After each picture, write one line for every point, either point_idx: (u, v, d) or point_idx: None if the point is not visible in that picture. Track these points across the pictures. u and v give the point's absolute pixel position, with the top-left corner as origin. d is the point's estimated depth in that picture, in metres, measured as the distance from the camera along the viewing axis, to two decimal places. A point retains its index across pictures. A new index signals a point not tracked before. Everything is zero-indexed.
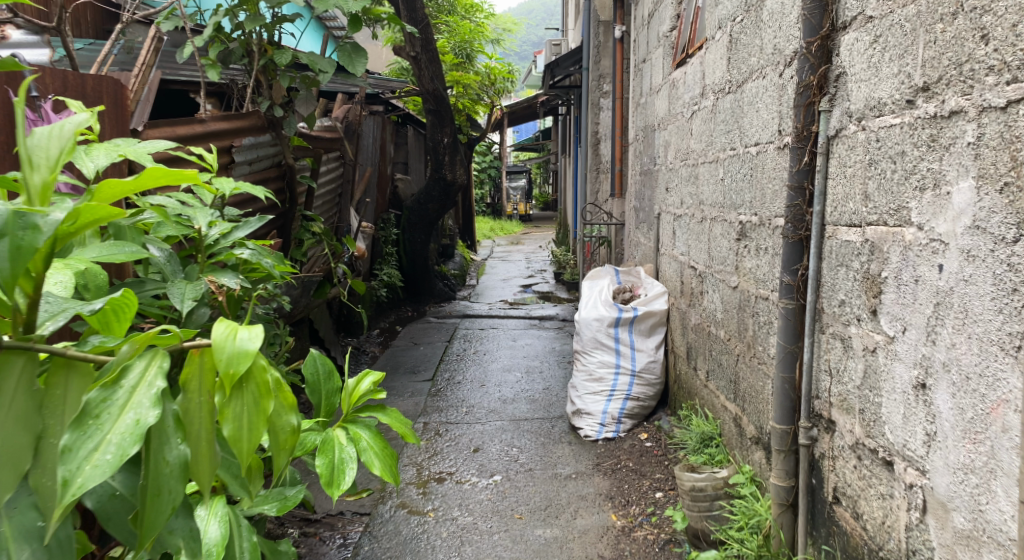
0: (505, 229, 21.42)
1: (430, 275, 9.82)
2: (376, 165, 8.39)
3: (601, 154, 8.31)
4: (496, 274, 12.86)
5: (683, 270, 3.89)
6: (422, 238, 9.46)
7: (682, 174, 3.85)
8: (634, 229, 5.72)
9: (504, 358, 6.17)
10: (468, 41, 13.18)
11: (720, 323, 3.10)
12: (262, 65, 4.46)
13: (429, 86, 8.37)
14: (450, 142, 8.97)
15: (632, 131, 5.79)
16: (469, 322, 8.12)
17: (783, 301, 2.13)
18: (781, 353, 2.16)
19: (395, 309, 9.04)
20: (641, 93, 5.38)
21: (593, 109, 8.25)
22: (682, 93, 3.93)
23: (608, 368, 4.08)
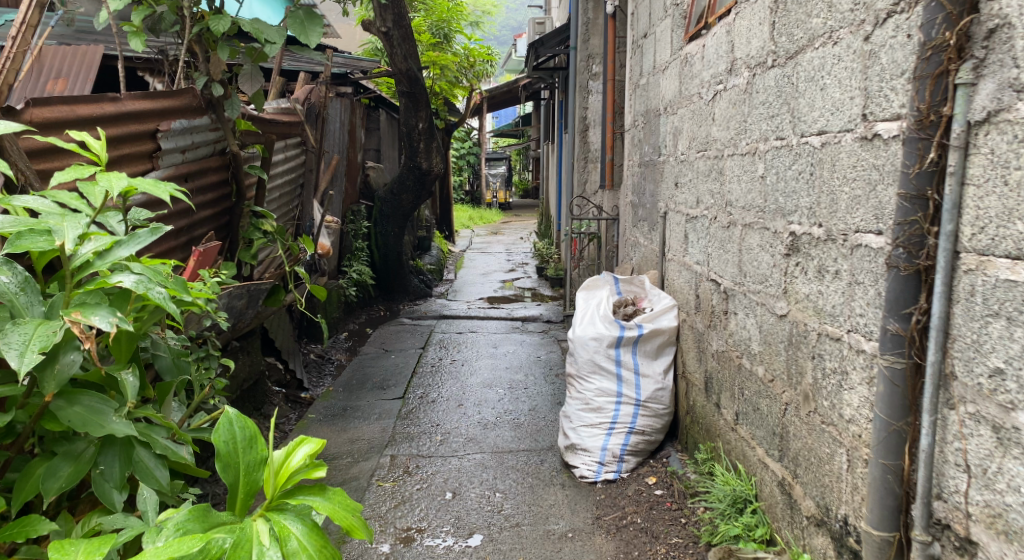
0: (484, 218, 20.69)
1: (404, 271, 9.14)
2: (344, 151, 7.71)
3: (590, 142, 7.68)
4: (476, 268, 12.19)
5: (699, 283, 3.28)
6: (395, 232, 8.77)
7: (699, 168, 3.25)
8: (631, 228, 5.10)
9: (485, 370, 5.53)
10: (446, 20, 12.44)
11: (757, 357, 2.48)
12: (196, 33, 3.75)
13: (403, 65, 7.68)
14: (426, 128, 8.29)
15: (629, 118, 5.17)
16: (446, 324, 7.46)
17: (887, 358, 1.65)
18: (883, 433, 1.67)
19: (366, 309, 8.35)
20: (641, 74, 4.75)
21: (581, 92, 7.62)
22: (698, 71, 3.31)
23: (608, 398, 3.45)
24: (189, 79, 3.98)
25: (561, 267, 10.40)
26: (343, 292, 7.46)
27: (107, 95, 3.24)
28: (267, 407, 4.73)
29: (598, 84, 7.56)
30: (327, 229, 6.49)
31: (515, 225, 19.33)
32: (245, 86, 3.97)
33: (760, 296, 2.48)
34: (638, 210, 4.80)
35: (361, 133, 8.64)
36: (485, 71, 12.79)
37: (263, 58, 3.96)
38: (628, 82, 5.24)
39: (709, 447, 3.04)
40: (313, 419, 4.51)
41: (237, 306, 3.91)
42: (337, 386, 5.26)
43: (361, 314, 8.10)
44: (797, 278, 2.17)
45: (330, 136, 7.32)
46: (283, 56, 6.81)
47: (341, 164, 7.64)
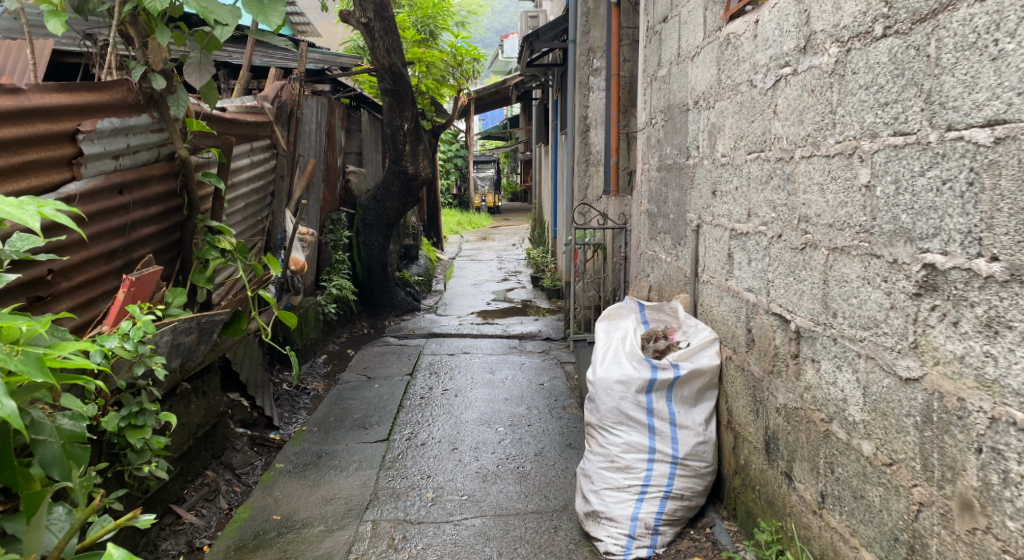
0: (474, 223, 20.04)
1: (390, 285, 8.47)
2: (322, 155, 7.07)
3: (591, 144, 7.06)
4: (467, 278, 11.55)
5: (750, 314, 2.67)
6: (379, 243, 8.11)
7: (750, 173, 2.64)
8: (648, 242, 4.47)
9: (481, 401, 4.89)
10: (433, 15, 11.80)
11: (861, 426, 1.85)
12: (129, 13, 3.11)
13: (385, 61, 7.06)
14: (412, 130, 7.65)
15: (644, 115, 4.54)
16: (436, 345, 6.80)
17: None
18: None
19: (348, 327, 7.68)
20: (660, 64, 4.13)
21: (581, 89, 6.99)
22: (745, 53, 2.70)
23: (638, 455, 2.82)
24: (126, 69, 3.33)
25: (557, 278, 9.76)
26: (321, 310, 6.80)
27: (5, 84, 2.58)
28: (229, 454, 4.06)
29: (599, 80, 6.94)
30: (302, 242, 5.83)
31: (505, 229, 18.67)
32: (194, 78, 3.33)
33: (863, 345, 1.84)
34: (658, 221, 4.18)
35: (340, 135, 7.98)
36: (475, 69, 12.14)
37: (218, 45, 3.33)
38: (642, 75, 4.61)
39: (773, 525, 2.42)
40: (281, 470, 3.85)
41: (185, 343, 3.26)
42: (312, 425, 4.59)
43: (341, 333, 7.43)
44: (937, 329, 1.58)
45: (306, 139, 6.68)
46: (252, 50, 6.17)
47: (318, 170, 6.98)
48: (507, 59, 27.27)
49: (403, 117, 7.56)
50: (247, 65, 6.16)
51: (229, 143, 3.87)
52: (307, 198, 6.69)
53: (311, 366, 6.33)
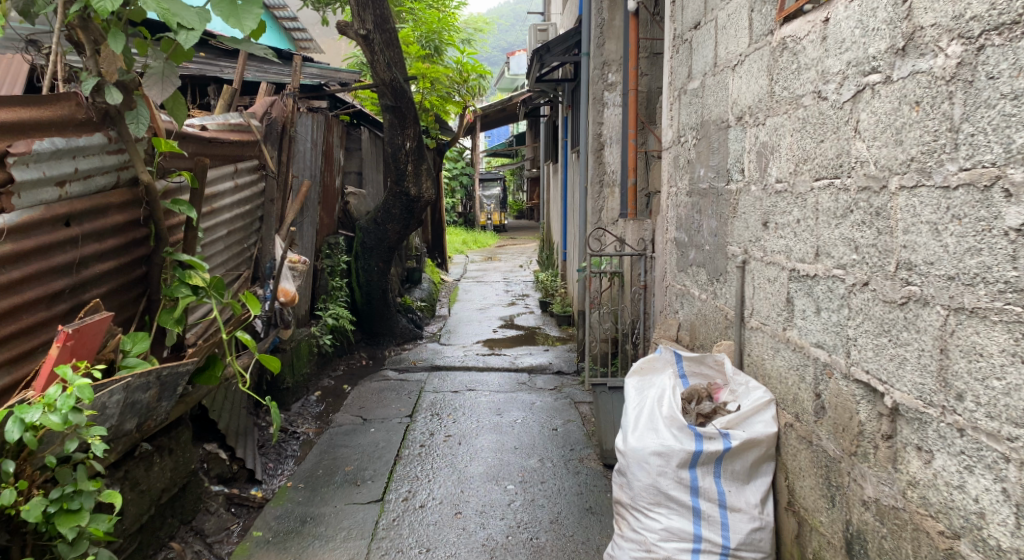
0: (479, 242, 19.61)
1: (390, 313, 8.01)
2: (318, 176, 6.63)
3: (606, 164, 6.60)
4: (472, 301, 11.08)
5: (820, 376, 2.19)
6: (380, 268, 7.65)
7: (819, 205, 2.17)
8: (676, 275, 4.01)
9: (488, 451, 4.41)
10: (438, 30, 11.41)
11: (1014, 557, 1.47)
12: (79, 15, 2.66)
13: (386, 76, 6.63)
14: (415, 149, 7.22)
15: (671, 133, 4.08)
16: (438, 380, 6.32)
17: None
18: None
19: (345, 359, 7.21)
20: (692, 75, 3.67)
21: (595, 105, 6.55)
22: (809, 59, 2.24)
23: (680, 544, 2.39)
24: (78, 83, 2.89)
25: (567, 303, 9.29)
26: (315, 342, 6.33)
27: None
28: (201, 518, 3.58)
29: (614, 96, 6.50)
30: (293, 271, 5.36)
31: (511, 249, 18.22)
32: (155, 91, 2.87)
33: (1015, 444, 1.46)
34: (688, 252, 3.71)
35: (339, 155, 7.56)
36: (482, 84, 11.73)
37: (189, 54, 2.90)
38: (668, 89, 4.16)
39: None
40: (259, 540, 3.37)
41: (142, 401, 2.79)
42: (299, 480, 4.12)
43: (338, 365, 6.96)
44: None
45: (301, 159, 6.24)
46: (242, 64, 5.74)
47: (313, 192, 6.54)
48: (514, 76, 26.94)
49: (405, 135, 7.13)
50: (236, 80, 5.73)
51: (202, 166, 3.41)
52: (301, 222, 6.24)
53: (304, 404, 5.85)
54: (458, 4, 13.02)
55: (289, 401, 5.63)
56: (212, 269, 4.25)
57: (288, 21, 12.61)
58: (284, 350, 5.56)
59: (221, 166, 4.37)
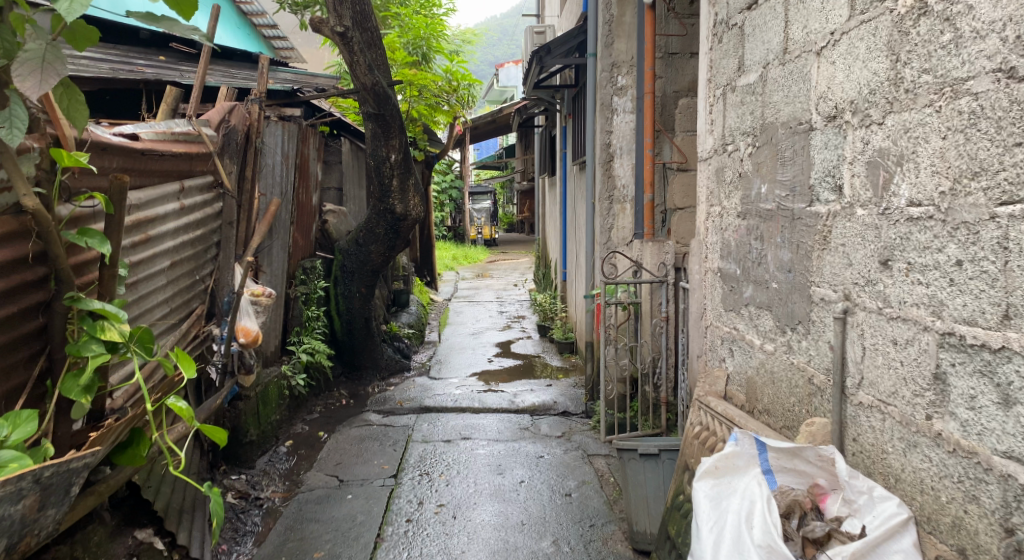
0: (470, 257, 18.83)
1: (375, 344, 7.22)
2: (289, 192, 5.87)
3: (616, 177, 5.87)
4: (464, 324, 10.30)
5: (1011, 502, 1.53)
6: (361, 294, 6.88)
7: (1010, 243, 1.51)
8: (722, 315, 3.27)
9: (489, 530, 3.63)
10: (425, 35, 10.69)
11: None
12: None
13: (368, 80, 5.88)
14: (401, 162, 6.47)
15: (713, 140, 3.35)
16: (428, 426, 5.54)
17: None
18: None
19: (321, 398, 6.41)
20: (746, 66, 2.94)
21: (603, 111, 5.82)
22: (985, 22, 1.56)
23: None
24: None
25: (569, 329, 8.53)
26: (284, 382, 5.55)
27: None
28: None
29: (625, 101, 5.78)
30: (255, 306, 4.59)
31: (503, 265, 17.46)
32: (31, 83, 2.02)
33: None
34: (744, 289, 2.97)
35: (315, 168, 6.81)
36: (473, 92, 10.99)
37: (93, 35, 2.36)
38: (708, 87, 3.43)
39: None
40: None
41: (13, 517, 1.98)
42: None
43: (312, 407, 6.16)
44: None
45: (268, 173, 5.50)
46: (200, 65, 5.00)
47: (285, 211, 5.79)
48: (504, 86, 26.29)
49: (390, 146, 6.37)
50: (195, 85, 4.98)
51: (120, 186, 2.61)
52: (269, 245, 5.49)
53: (272, 457, 5.06)
54: (446, 9, 12.27)
55: (253, 455, 4.83)
56: (147, 309, 3.50)
57: (267, 28, 11.88)
58: (247, 397, 4.78)
59: (160, 183, 3.61)
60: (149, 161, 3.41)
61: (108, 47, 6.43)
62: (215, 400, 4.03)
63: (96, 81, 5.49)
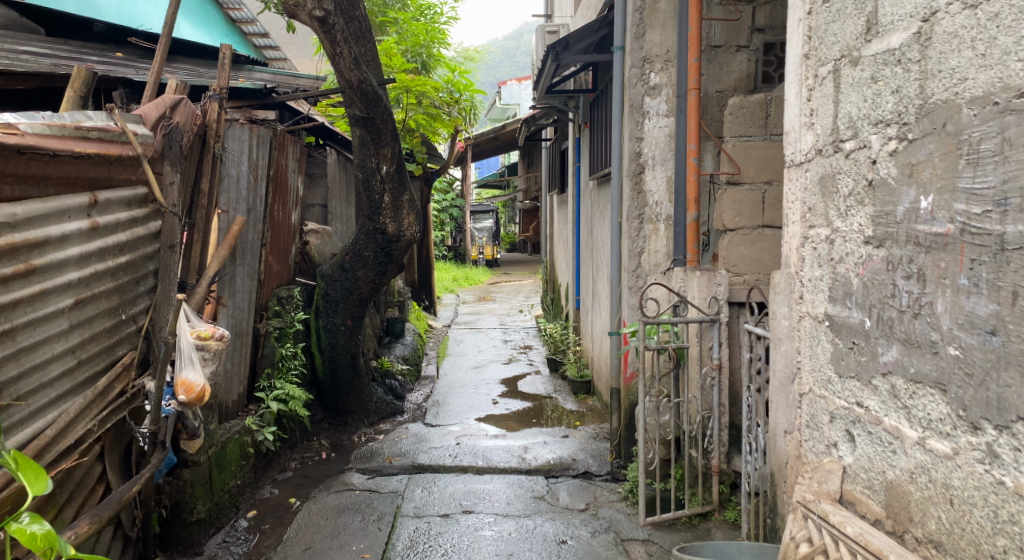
0: (471, 278, 17.89)
1: (363, 385, 6.28)
2: (259, 208, 4.91)
3: (648, 193, 4.99)
4: (466, 356, 9.35)
5: None
6: (347, 328, 5.95)
7: None
8: (834, 381, 2.33)
9: None
10: (425, 43, 9.84)
11: None
12: None
13: (355, 76, 4.99)
14: (394, 174, 5.56)
15: (814, 137, 2.43)
16: (422, 495, 4.61)
17: None
18: None
19: (296, 451, 5.47)
20: (882, 25, 2.03)
21: (632, 114, 4.94)
22: None
23: None
24: None
25: (584, 364, 7.59)
26: (248, 438, 4.62)
27: None
28: None
29: (658, 103, 4.93)
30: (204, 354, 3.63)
31: (506, 287, 16.55)
32: None
33: None
34: (878, 349, 2.05)
35: (294, 181, 5.89)
36: (477, 104, 10.13)
37: None
38: (801, 66, 2.52)
39: None
40: None
41: None
42: None
43: (285, 462, 5.21)
44: None
45: (233, 185, 4.56)
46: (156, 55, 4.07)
47: (254, 233, 4.85)
48: (506, 103, 25.45)
49: (382, 157, 5.47)
50: (149, 76, 4.07)
51: None
52: (231, 272, 4.56)
53: (227, 536, 4.10)
54: (447, 16, 11.46)
55: (202, 537, 3.89)
56: (26, 366, 2.57)
57: (258, 37, 11.07)
58: (196, 463, 3.84)
59: (57, 194, 2.69)
60: (23, 163, 2.47)
61: (59, 41, 5.57)
62: (134, 485, 3.06)
63: (30, 77, 4.61)
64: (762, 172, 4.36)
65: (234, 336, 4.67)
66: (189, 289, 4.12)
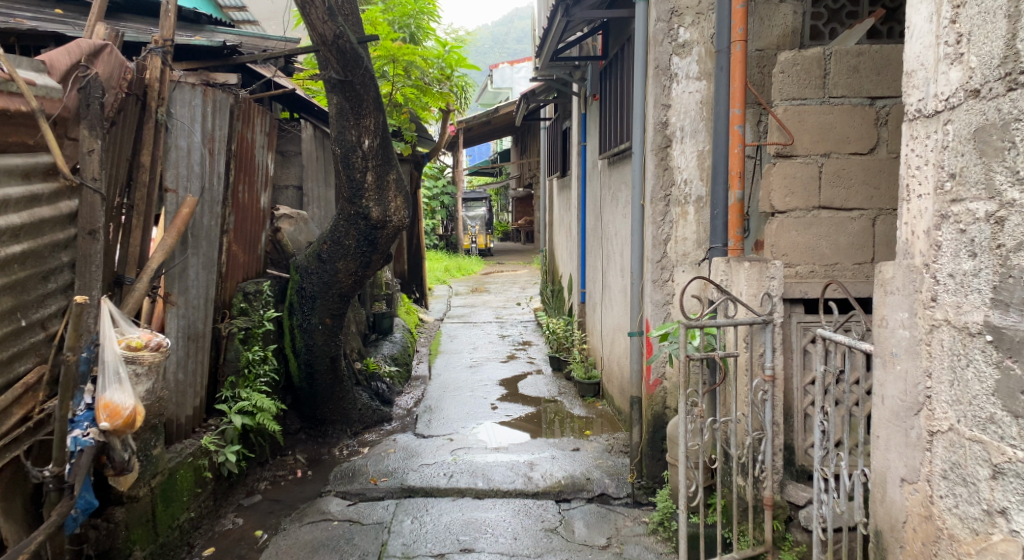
0: (463, 268, 17.16)
1: (345, 390, 5.55)
2: (218, 189, 4.15)
3: (675, 169, 4.30)
4: (461, 353, 8.63)
5: None
6: (325, 327, 5.21)
7: None
8: (998, 420, 1.66)
9: None
10: (414, 14, 9.04)
11: None
12: None
13: (331, 32, 4.27)
14: (378, 149, 4.83)
15: (965, 75, 1.75)
16: (413, 528, 3.92)
17: None
18: None
19: (267, 470, 4.77)
20: None
21: (657, 77, 4.24)
22: None
23: None
24: None
25: (591, 363, 6.88)
26: (204, 461, 3.90)
27: None
28: None
29: (688, 63, 4.22)
30: (145, 376, 2.88)
31: (500, 278, 15.82)
32: None
33: None
34: None
35: (263, 158, 5.14)
36: (470, 82, 9.37)
37: None
38: None
39: None
40: None
41: None
42: None
43: (253, 484, 4.50)
44: None
45: (182, 159, 3.78)
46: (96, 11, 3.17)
47: (211, 218, 4.09)
48: (498, 88, 24.60)
49: (362, 129, 4.73)
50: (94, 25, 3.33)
51: None
52: (181, 264, 3.81)
53: None
54: None
55: None
56: None
57: (234, 10, 10.22)
58: (134, 499, 3.12)
59: None
60: None
61: None
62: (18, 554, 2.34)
63: None
64: (818, 142, 3.64)
65: (186, 339, 3.93)
66: (127, 286, 3.40)
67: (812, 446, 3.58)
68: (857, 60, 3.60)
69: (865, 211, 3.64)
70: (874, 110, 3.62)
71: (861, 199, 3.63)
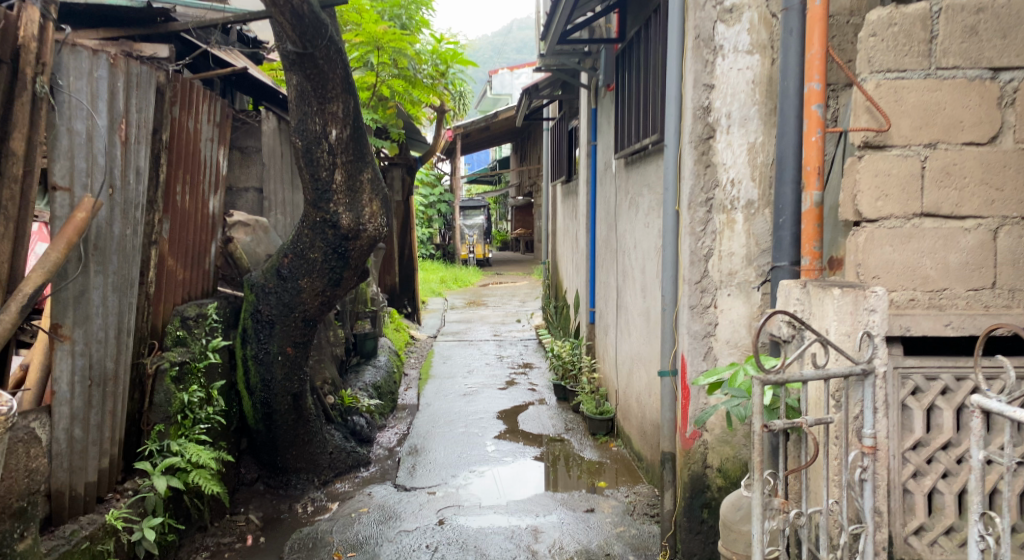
0: (461, 279, 16.20)
1: (313, 433, 4.63)
2: (140, 190, 3.24)
3: (721, 166, 3.40)
4: (454, 377, 7.70)
5: None
6: (285, 358, 4.30)
7: None
8: None
9: None
10: (407, 3, 8.10)
11: None
12: None
13: None
14: (349, 141, 3.94)
15: None
16: None
17: None
18: None
19: (209, 537, 3.83)
20: None
21: (698, 49, 3.35)
22: None
23: None
24: None
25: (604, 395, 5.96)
26: (109, 545, 2.97)
27: None
28: None
29: (737, 32, 3.32)
30: None
31: (499, 289, 14.90)
32: None
33: None
34: None
35: (212, 153, 4.23)
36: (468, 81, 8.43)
37: None
38: None
39: None
40: None
41: None
42: None
43: None
44: None
45: (80, 147, 2.89)
46: None
47: (127, 226, 3.19)
48: (498, 94, 23.74)
49: (328, 117, 3.84)
50: None
51: None
52: (79, 284, 2.93)
53: None
54: None
55: None
56: None
57: None
58: None
59: None
60: None
61: None
62: None
63: None
64: (920, 128, 2.73)
65: (89, 385, 3.01)
66: None
67: (914, 536, 2.66)
68: (976, 19, 2.70)
69: (982, 220, 2.72)
70: (996, 86, 2.70)
71: (977, 204, 2.72)
